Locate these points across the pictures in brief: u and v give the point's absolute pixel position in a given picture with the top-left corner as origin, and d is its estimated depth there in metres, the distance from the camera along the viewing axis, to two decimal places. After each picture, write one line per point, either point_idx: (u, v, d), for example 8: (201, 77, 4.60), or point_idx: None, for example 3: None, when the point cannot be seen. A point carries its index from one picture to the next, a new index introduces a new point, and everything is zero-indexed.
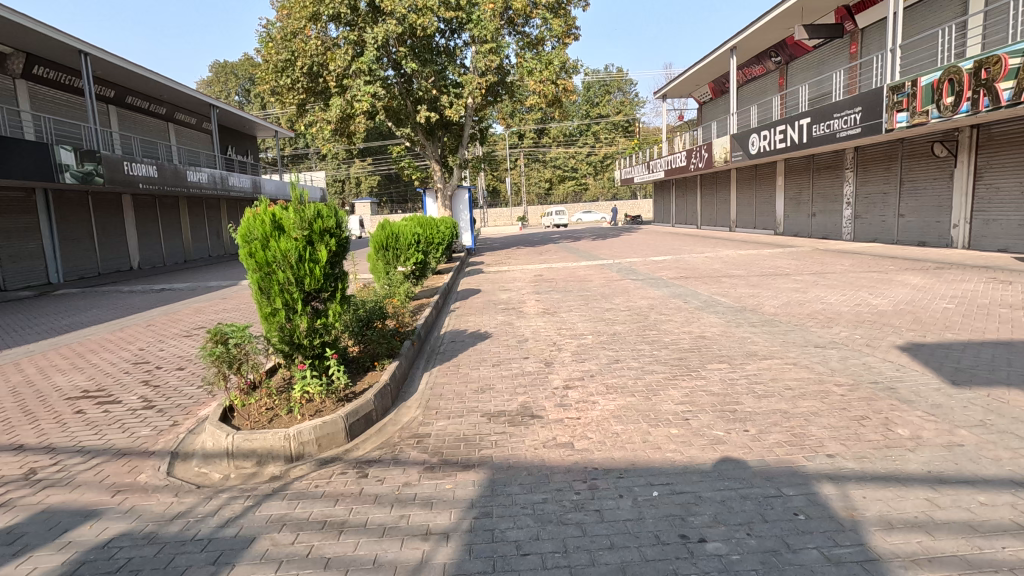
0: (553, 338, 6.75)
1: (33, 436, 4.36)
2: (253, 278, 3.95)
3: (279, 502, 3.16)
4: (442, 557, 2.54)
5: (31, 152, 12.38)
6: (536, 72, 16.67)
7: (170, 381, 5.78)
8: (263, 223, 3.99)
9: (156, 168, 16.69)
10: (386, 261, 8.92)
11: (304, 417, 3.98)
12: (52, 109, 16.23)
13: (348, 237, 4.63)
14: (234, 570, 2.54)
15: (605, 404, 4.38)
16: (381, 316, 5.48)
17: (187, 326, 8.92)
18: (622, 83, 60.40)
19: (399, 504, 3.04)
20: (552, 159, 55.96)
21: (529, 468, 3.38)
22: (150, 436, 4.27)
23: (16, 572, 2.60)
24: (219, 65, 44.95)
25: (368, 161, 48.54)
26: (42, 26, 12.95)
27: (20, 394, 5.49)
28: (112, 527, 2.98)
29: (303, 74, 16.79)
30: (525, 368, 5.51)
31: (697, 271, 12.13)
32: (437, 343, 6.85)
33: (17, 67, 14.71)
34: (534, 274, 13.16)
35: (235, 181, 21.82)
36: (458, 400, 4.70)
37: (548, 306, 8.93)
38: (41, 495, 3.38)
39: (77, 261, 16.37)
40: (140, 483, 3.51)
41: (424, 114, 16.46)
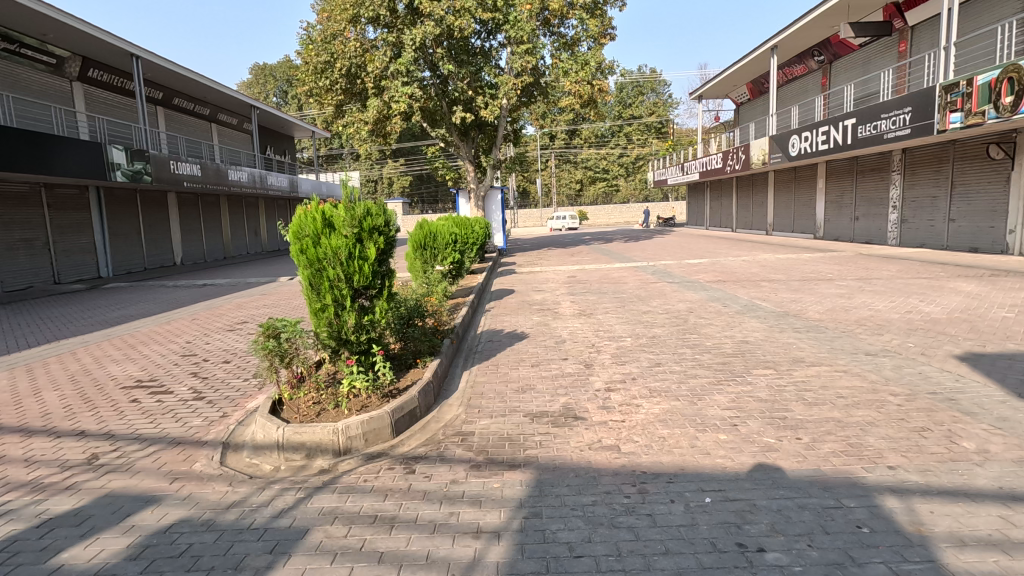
0: (591, 339, 6.69)
1: (93, 422, 4.55)
2: (304, 274, 4.04)
3: (329, 495, 3.21)
4: (494, 556, 2.53)
5: (86, 152, 12.93)
6: (572, 72, 16.62)
7: (217, 373, 5.96)
8: (315, 220, 4.07)
9: (199, 168, 17.23)
10: (424, 260, 9.03)
11: (351, 412, 4.04)
12: (105, 111, 16.93)
13: (395, 236, 4.69)
14: (291, 560, 2.58)
15: (650, 407, 4.33)
16: (422, 314, 5.52)
17: (231, 320, 9.19)
18: (655, 83, 59.73)
19: (448, 502, 3.05)
20: (584, 160, 55.70)
21: (576, 469, 3.36)
22: (202, 426, 4.39)
23: (85, 554, 2.70)
24: (259, 67, 46.27)
25: (401, 161, 49.16)
26: (98, 31, 13.53)
27: (79, 382, 5.72)
28: (171, 513, 3.07)
29: (342, 75, 17.04)
30: (565, 370, 5.48)
31: (735, 275, 11.90)
32: (475, 343, 6.86)
33: (73, 70, 15.39)
34: (567, 275, 13.13)
35: (273, 180, 22.37)
36: (500, 400, 4.70)
37: (584, 307, 8.89)
38: (104, 480, 3.51)
39: (124, 256, 17.01)
40: (195, 472, 3.61)
41: (460, 115, 16.54)
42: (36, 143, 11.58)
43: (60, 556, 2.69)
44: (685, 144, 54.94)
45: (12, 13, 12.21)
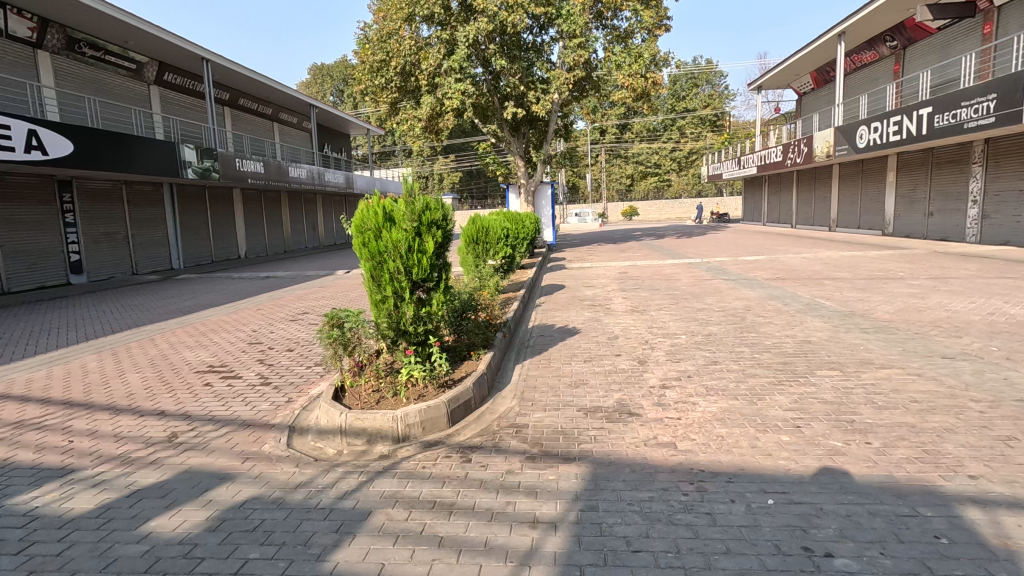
0: (645, 336, 6.58)
1: (172, 403, 4.87)
2: (366, 266, 4.21)
3: (390, 479, 3.33)
4: (551, 546, 2.56)
5: (162, 151, 13.78)
6: (625, 65, 16.33)
7: (282, 360, 6.25)
8: (377, 214, 4.24)
9: (262, 165, 18.04)
10: (476, 255, 9.13)
11: (409, 400, 4.16)
12: (179, 112, 17.94)
13: (453, 229, 4.78)
14: (356, 540, 2.69)
15: (707, 406, 4.23)
16: (476, 308, 5.61)
17: (293, 310, 9.62)
18: (711, 75, 57.95)
19: (504, 491, 3.10)
20: (635, 154, 54.74)
21: (632, 464, 3.34)
22: (270, 409, 4.64)
23: (170, 523, 2.91)
24: (317, 68, 47.98)
25: (452, 157, 49.79)
26: (174, 37, 14.37)
27: (158, 366, 6.15)
28: (245, 490, 3.26)
29: (396, 73, 17.37)
30: (619, 366, 5.43)
31: (795, 273, 11.39)
32: (527, 337, 6.90)
33: (150, 74, 16.39)
34: (618, 271, 12.98)
35: (330, 176, 23.14)
36: (553, 394, 4.71)
37: (636, 304, 8.77)
38: (183, 457, 3.76)
39: (194, 249, 18.03)
40: (265, 452, 3.82)
41: (512, 110, 16.59)
42: (119, 143, 12.42)
43: (148, 524, 2.91)
44: (741, 137, 53.05)
45: (100, 22, 13.14)
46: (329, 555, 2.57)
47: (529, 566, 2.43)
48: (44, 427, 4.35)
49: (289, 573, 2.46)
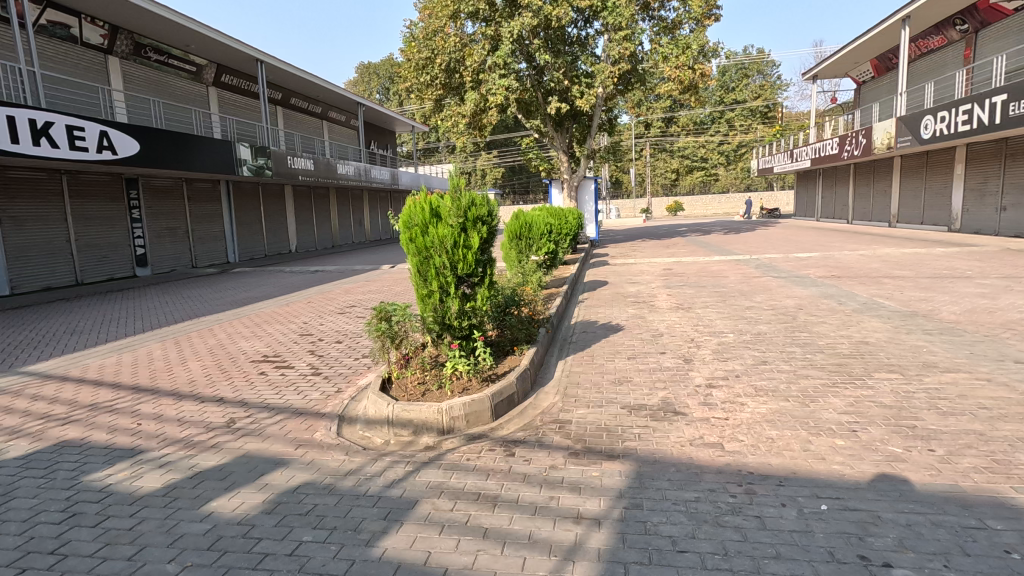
0: (690, 334, 6.45)
1: (229, 391, 5.12)
2: (413, 261, 4.31)
3: (435, 470, 3.39)
4: (596, 543, 2.56)
5: (219, 149, 14.40)
6: (672, 57, 15.97)
7: (330, 352, 6.45)
8: (423, 210, 4.32)
9: (312, 162, 18.60)
10: (520, 250, 9.15)
11: (453, 393, 4.22)
12: (235, 112, 18.70)
13: (498, 225, 4.81)
14: (404, 527, 2.77)
15: (756, 406, 4.12)
16: (519, 303, 5.63)
17: (341, 304, 9.90)
18: (762, 65, 55.92)
19: (548, 486, 3.12)
20: (681, 148, 53.47)
21: (677, 464, 3.29)
22: (320, 399, 4.80)
23: (230, 504, 3.07)
24: (364, 67, 49.01)
25: (494, 153, 49.99)
26: (231, 39, 14.98)
27: (217, 355, 6.46)
28: (297, 476, 3.40)
29: (441, 70, 17.54)
30: (663, 364, 5.35)
31: (851, 270, 10.89)
32: (569, 333, 6.88)
33: (209, 76, 17.13)
34: (663, 268, 12.74)
35: (377, 173, 23.66)
36: (596, 390, 4.69)
37: (681, 301, 8.60)
38: (241, 442, 3.95)
39: (248, 243, 18.80)
40: (316, 440, 3.97)
41: (556, 105, 16.49)
42: (180, 142, 13.05)
43: (210, 504, 3.07)
44: (794, 129, 50.99)
45: (164, 27, 13.83)
46: (377, 541, 2.66)
47: (573, 561, 2.43)
48: (116, 410, 4.66)
49: (340, 557, 2.55)
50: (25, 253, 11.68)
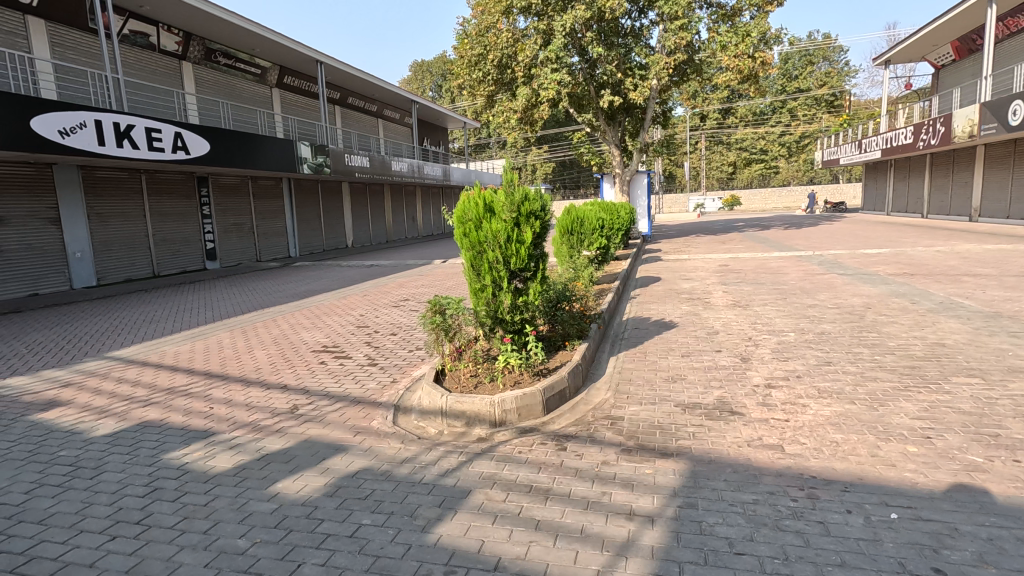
0: (748, 333, 6.25)
1: (293, 379, 5.38)
2: (467, 256, 4.38)
3: (488, 462, 3.45)
4: (649, 540, 2.54)
5: (282, 148, 15.03)
6: (730, 46, 15.42)
7: (386, 343, 6.64)
8: (477, 205, 4.38)
9: (368, 159, 19.14)
10: (571, 245, 9.13)
11: (505, 386, 4.27)
12: (296, 112, 19.47)
13: (550, 220, 4.80)
14: (458, 515, 2.84)
15: (819, 408, 3.95)
16: (570, 298, 5.62)
17: (395, 297, 10.17)
18: (829, 51, 53.10)
19: (600, 481, 3.11)
20: (739, 140, 51.55)
21: (735, 465, 3.21)
22: (376, 388, 4.97)
23: (294, 486, 3.23)
24: (418, 65, 49.95)
25: (545, 148, 49.87)
26: (293, 42, 15.57)
27: (281, 345, 6.79)
28: (357, 461, 3.53)
29: (493, 66, 17.60)
30: (719, 362, 5.20)
31: (926, 267, 10.22)
32: (621, 329, 6.80)
33: (272, 78, 17.91)
34: (719, 264, 12.37)
35: (429, 169, 24.09)
36: (649, 387, 4.63)
37: (738, 298, 8.33)
38: (303, 428, 4.14)
39: (308, 238, 19.58)
40: (374, 428, 4.11)
41: (608, 99, 16.27)
42: (246, 141, 13.71)
43: (276, 485, 3.25)
44: (863, 118, 48.22)
45: (231, 32, 14.54)
46: (433, 528, 2.73)
47: (625, 558, 2.42)
48: (191, 394, 4.98)
49: (397, 540, 2.64)
50: (109, 247, 12.61)
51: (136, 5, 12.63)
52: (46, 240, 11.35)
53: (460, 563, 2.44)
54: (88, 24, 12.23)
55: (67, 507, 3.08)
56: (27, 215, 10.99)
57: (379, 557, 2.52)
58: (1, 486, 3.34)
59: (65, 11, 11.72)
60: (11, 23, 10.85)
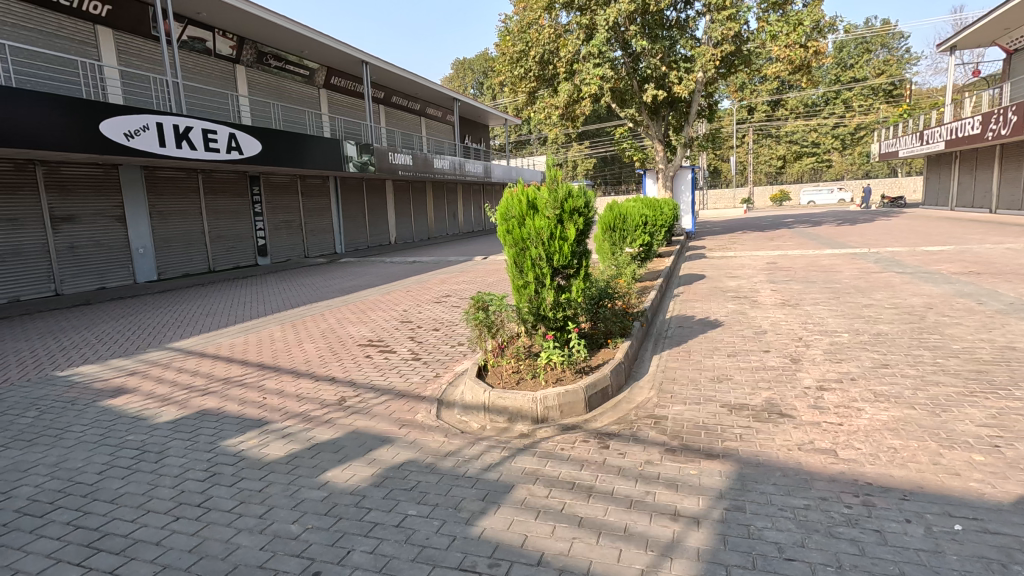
0: (798, 333, 6.04)
1: (340, 371, 5.55)
2: (510, 253, 4.42)
3: (530, 457, 3.47)
4: (695, 541, 2.50)
5: (329, 147, 15.44)
6: (780, 36, 14.89)
7: (429, 339, 6.76)
8: (521, 202, 4.40)
9: (411, 157, 19.46)
10: (613, 242, 9.05)
11: (547, 383, 4.28)
12: (343, 112, 19.97)
13: (594, 216, 4.77)
14: (501, 509, 2.87)
15: (875, 413, 3.79)
16: (612, 296, 5.58)
17: (437, 293, 10.32)
18: (887, 38, 50.61)
19: (644, 481, 3.08)
20: (789, 133, 49.72)
21: (784, 468, 3.12)
22: (420, 382, 5.07)
23: (343, 475, 3.35)
24: (459, 63, 50.43)
25: (586, 143, 49.48)
26: (339, 43, 15.96)
27: (328, 338, 7.00)
28: (402, 453, 3.62)
29: (535, 63, 17.56)
30: (768, 363, 5.06)
31: (994, 266, 9.62)
32: (665, 327, 6.70)
33: (320, 79, 18.42)
34: (767, 261, 12.00)
35: (471, 166, 24.27)
36: (694, 387, 4.55)
37: (788, 297, 8.06)
38: (350, 419, 4.27)
39: (353, 234, 20.08)
40: (418, 421, 4.19)
41: (652, 93, 15.99)
42: (295, 141, 14.16)
43: (326, 474, 3.37)
44: (925, 108, 45.72)
45: (282, 35, 15.02)
46: (477, 521, 2.77)
47: (670, 558, 2.40)
48: (245, 384, 5.21)
49: (442, 531, 2.70)
50: (168, 243, 13.28)
51: (194, 12, 13.22)
52: (112, 237, 12.05)
53: (504, 556, 2.47)
54: (151, 31, 12.88)
55: (135, 488, 3.29)
56: (96, 214, 11.69)
57: (425, 547, 2.57)
58: (78, 466, 3.59)
59: (129, 20, 12.37)
60: (82, 33, 11.56)
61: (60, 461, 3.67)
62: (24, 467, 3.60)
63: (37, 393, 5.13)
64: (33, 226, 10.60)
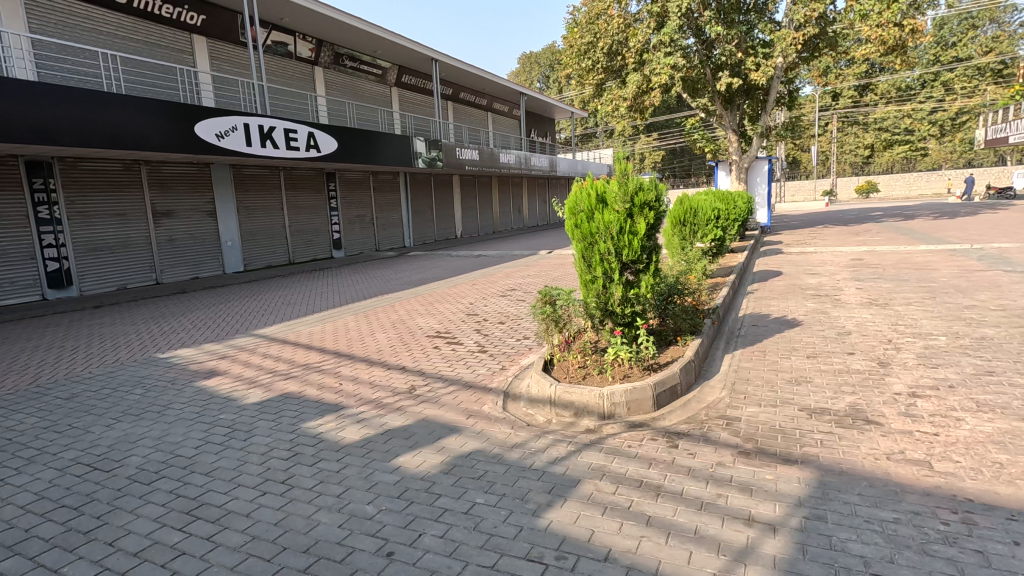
0: (887, 335, 5.62)
1: (410, 361, 5.74)
2: (579, 247, 4.41)
3: (597, 453, 3.45)
4: (771, 549, 2.40)
5: (400, 143, 15.91)
6: (872, 15, 13.85)
7: (495, 331, 6.85)
8: (590, 196, 4.36)
9: (477, 152, 19.71)
10: (682, 237, 8.79)
11: (614, 379, 4.23)
12: (413, 109, 20.52)
13: (665, 210, 4.65)
14: (568, 503, 2.88)
15: (977, 424, 3.48)
16: (682, 292, 5.42)
17: (502, 287, 10.42)
18: (997, 11, 45.78)
19: (716, 483, 2.99)
20: (878, 119, 46.15)
21: (871, 479, 2.93)
22: (487, 374, 5.16)
23: (414, 461, 3.47)
24: (526, 57, 50.47)
25: (654, 135, 48.24)
26: (411, 42, 16.36)
27: (399, 329, 7.26)
28: (470, 443, 3.70)
29: (603, 54, 17.24)
30: (852, 366, 4.75)
31: None
32: (737, 326, 6.43)
33: (391, 77, 19.00)
34: (852, 258, 11.24)
35: (536, 160, 24.27)
36: (769, 388, 4.35)
37: (876, 296, 7.52)
38: (420, 407, 4.41)
39: (421, 228, 20.62)
40: (485, 412, 4.27)
41: (727, 81, 15.35)
42: (368, 138, 14.68)
43: (398, 459, 3.50)
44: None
45: (357, 36, 15.59)
46: (543, 513, 2.80)
47: (744, 564, 2.32)
48: (323, 371, 5.51)
49: (509, 521, 2.74)
50: (253, 236, 14.19)
51: (277, 18, 14.00)
52: (205, 231, 13.01)
53: (571, 549, 2.48)
54: (239, 38, 13.75)
55: (228, 463, 3.56)
56: (190, 209, 12.66)
57: (493, 535, 2.63)
58: (178, 440, 3.94)
59: (221, 29, 13.28)
60: (181, 43, 12.53)
61: (163, 435, 4.03)
62: (133, 439, 3.98)
63: (143, 372, 5.66)
64: (138, 220, 11.62)
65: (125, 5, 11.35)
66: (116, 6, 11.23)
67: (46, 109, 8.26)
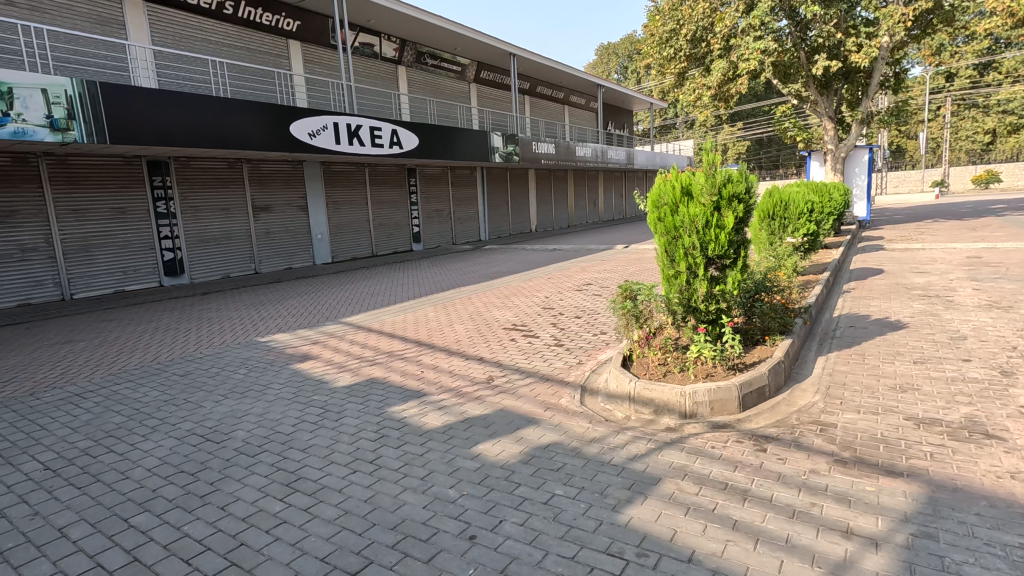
0: (1011, 341, 5.06)
1: (488, 352, 5.85)
2: (662, 241, 4.31)
3: (678, 452, 3.37)
4: (873, 565, 2.25)
5: (478, 139, 16.17)
6: None
7: (571, 326, 6.84)
8: (674, 188, 4.25)
9: (554, 146, 19.65)
10: (771, 232, 8.34)
11: (697, 377, 4.10)
12: (491, 104, 20.76)
13: (756, 202, 4.42)
14: (648, 501, 2.84)
15: None
16: (770, 290, 5.15)
17: (578, 281, 10.37)
18: None
19: (809, 491, 2.82)
20: (1002, 101, 41.30)
21: (991, 499, 2.66)
22: (564, 368, 5.16)
23: (493, 450, 3.54)
24: (603, 48, 49.58)
25: (740, 124, 45.93)
26: (489, 38, 16.53)
27: (476, 321, 7.41)
28: (548, 435, 3.73)
29: (686, 41, 16.57)
30: (968, 374, 4.31)
31: None
32: (832, 326, 6.01)
33: (470, 73, 19.31)
34: (968, 256, 10.18)
35: (614, 153, 23.84)
36: (869, 394, 4.05)
37: (998, 297, 6.78)
38: (498, 397, 4.49)
39: (496, 222, 20.89)
40: (563, 405, 4.27)
41: (823, 65, 14.32)
42: (448, 133, 15.03)
43: (477, 447, 3.59)
44: None
45: (437, 34, 15.96)
46: (623, 509, 2.77)
47: None
48: (405, 358, 5.74)
49: (589, 514, 2.74)
50: (340, 229, 14.97)
51: (364, 20, 14.61)
52: (297, 224, 13.90)
53: (652, 547, 2.45)
54: (330, 41, 14.50)
55: (321, 441, 3.81)
56: (285, 204, 13.56)
57: (573, 527, 2.64)
58: (278, 417, 4.27)
59: (313, 32, 14.06)
60: (278, 48, 13.40)
61: (264, 413, 4.37)
62: (239, 414, 4.36)
63: (245, 354, 6.16)
64: (239, 214, 12.60)
65: (231, 15, 12.29)
66: (223, 16, 12.18)
67: (164, 112, 9.11)
